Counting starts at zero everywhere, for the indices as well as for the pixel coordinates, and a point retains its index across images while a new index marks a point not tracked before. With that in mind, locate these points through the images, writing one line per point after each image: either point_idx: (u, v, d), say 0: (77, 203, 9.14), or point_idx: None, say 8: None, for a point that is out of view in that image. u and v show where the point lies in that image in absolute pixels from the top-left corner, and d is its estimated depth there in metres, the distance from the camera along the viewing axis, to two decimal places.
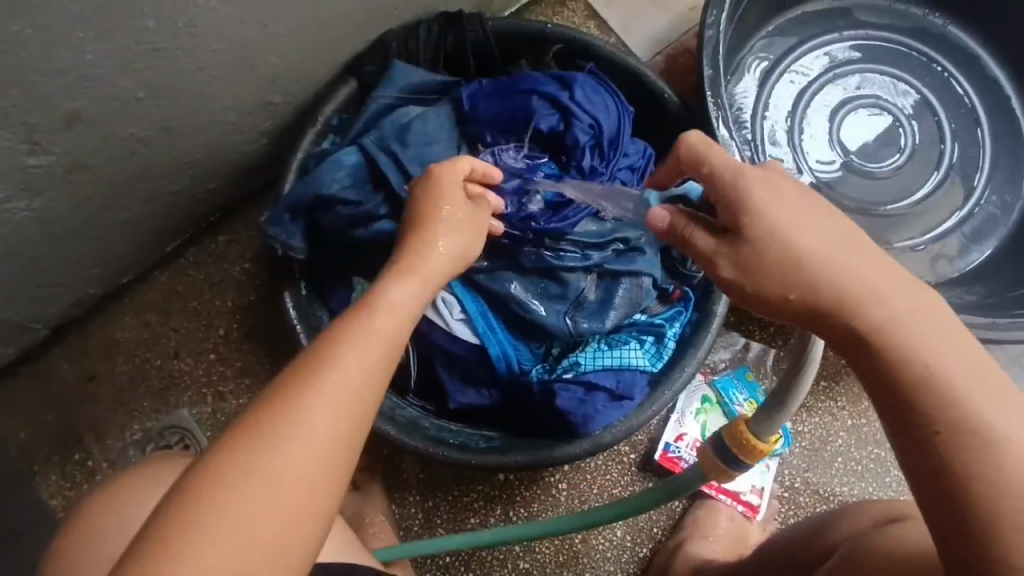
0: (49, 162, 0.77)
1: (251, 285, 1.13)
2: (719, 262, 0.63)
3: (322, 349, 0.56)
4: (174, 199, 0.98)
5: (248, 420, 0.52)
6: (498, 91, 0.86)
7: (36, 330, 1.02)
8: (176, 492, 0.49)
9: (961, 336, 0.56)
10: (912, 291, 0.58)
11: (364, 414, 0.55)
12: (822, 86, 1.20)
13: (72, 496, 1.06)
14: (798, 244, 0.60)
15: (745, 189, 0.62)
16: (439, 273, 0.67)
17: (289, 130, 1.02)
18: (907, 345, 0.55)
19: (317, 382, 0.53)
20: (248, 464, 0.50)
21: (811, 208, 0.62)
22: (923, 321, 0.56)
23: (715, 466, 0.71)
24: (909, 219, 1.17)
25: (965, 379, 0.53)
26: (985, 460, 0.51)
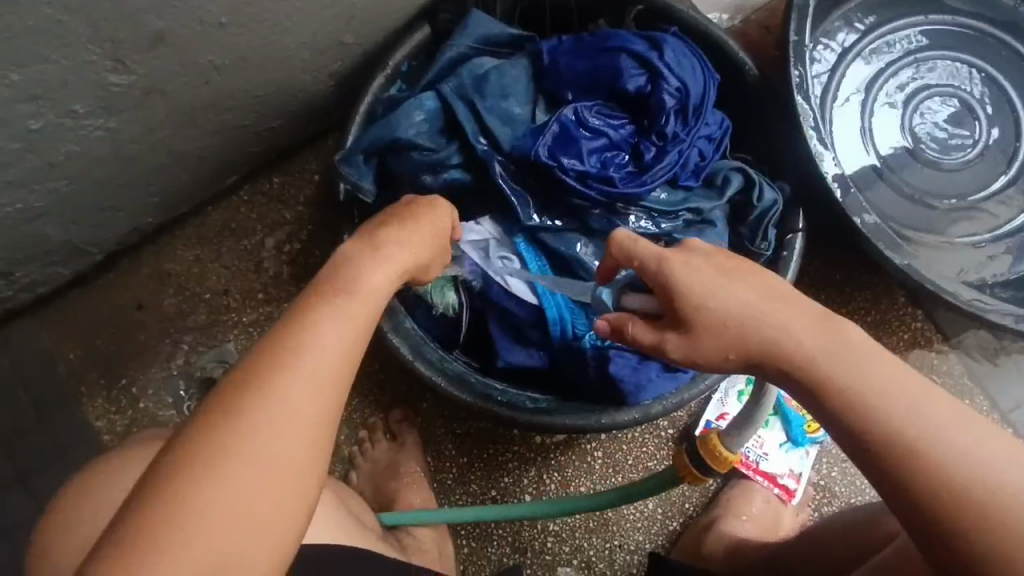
0: (129, 83, 0.76)
1: (303, 229, 1.13)
2: (664, 346, 0.64)
3: (291, 329, 0.55)
4: (239, 134, 0.98)
5: (221, 403, 0.52)
6: (583, 48, 0.84)
7: (92, 255, 1.02)
8: (156, 479, 0.49)
9: (894, 371, 0.57)
10: (837, 337, 0.59)
11: (338, 392, 0.55)
12: (898, 71, 1.17)
13: (117, 421, 1.08)
14: (722, 313, 0.60)
15: (668, 273, 0.62)
16: (411, 257, 0.66)
17: (355, 74, 1.01)
18: (850, 398, 0.56)
19: (290, 365, 0.53)
20: (227, 450, 0.50)
21: (725, 269, 0.62)
22: (857, 366, 0.57)
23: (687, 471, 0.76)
24: (973, 216, 1.14)
25: (921, 410, 0.55)
26: (964, 492, 0.52)
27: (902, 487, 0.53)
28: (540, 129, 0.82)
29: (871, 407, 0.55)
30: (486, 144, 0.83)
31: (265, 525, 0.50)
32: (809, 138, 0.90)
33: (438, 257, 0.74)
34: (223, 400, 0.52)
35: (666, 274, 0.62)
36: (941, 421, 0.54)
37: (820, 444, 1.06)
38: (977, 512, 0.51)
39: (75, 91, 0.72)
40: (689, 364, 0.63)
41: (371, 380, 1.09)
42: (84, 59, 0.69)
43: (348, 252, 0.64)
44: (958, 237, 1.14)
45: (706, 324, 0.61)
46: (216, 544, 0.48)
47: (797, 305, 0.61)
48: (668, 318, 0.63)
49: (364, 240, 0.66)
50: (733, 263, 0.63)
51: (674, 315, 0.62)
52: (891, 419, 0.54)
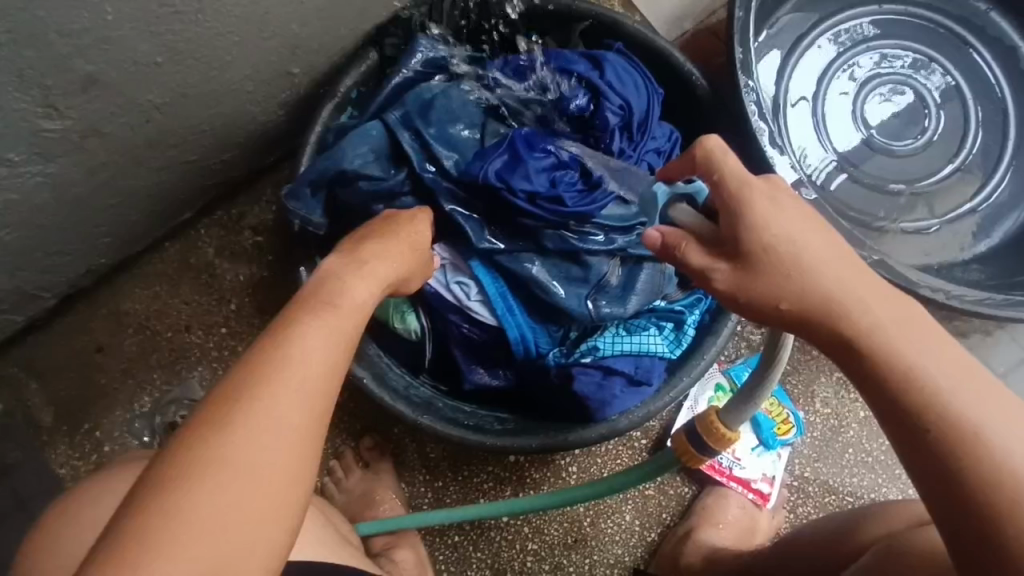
0: (63, 127, 0.74)
1: (263, 260, 1.11)
2: (713, 275, 0.61)
3: (277, 341, 0.54)
4: (188, 169, 0.96)
5: (208, 417, 0.50)
6: (527, 69, 0.86)
7: (45, 299, 1.00)
8: (137, 494, 0.47)
9: (954, 356, 0.55)
10: (901, 312, 0.57)
11: (326, 403, 0.54)
12: (848, 63, 1.18)
13: (81, 467, 1.06)
14: (793, 254, 0.59)
15: (747, 200, 0.59)
16: (390, 273, 0.67)
17: (306, 100, 1.00)
18: (910, 374, 0.54)
19: (278, 375, 0.52)
20: (215, 460, 0.48)
21: (805, 215, 0.60)
22: (912, 343, 0.55)
23: (686, 451, 0.77)
24: (923, 201, 1.16)
25: (978, 400, 0.53)
26: (979, 453, 0.51)
27: (952, 481, 0.51)
28: (488, 152, 0.81)
29: (928, 388, 0.53)
30: (433, 170, 0.82)
31: (250, 541, 0.48)
32: (752, 117, 0.92)
33: (419, 274, 0.75)
34: (210, 410, 0.50)
35: (745, 206, 0.60)
36: (1000, 414, 0.52)
37: (792, 446, 1.06)
38: (988, 473, 0.51)
39: (7, 139, 0.70)
40: (733, 299, 0.61)
41: (339, 409, 1.07)
42: (13, 107, 0.68)
43: (331, 268, 0.64)
44: (911, 222, 1.15)
45: (766, 255, 0.59)
46: (200, 559, 0.45)
47: (864, 273, 0.59)
48: (728, 247, 0.61)
49: (349, 256, 0.66)
50: (811, 214, 0.61)
51: (736, 245, 0.60)
52: (953, 406, 0.52)
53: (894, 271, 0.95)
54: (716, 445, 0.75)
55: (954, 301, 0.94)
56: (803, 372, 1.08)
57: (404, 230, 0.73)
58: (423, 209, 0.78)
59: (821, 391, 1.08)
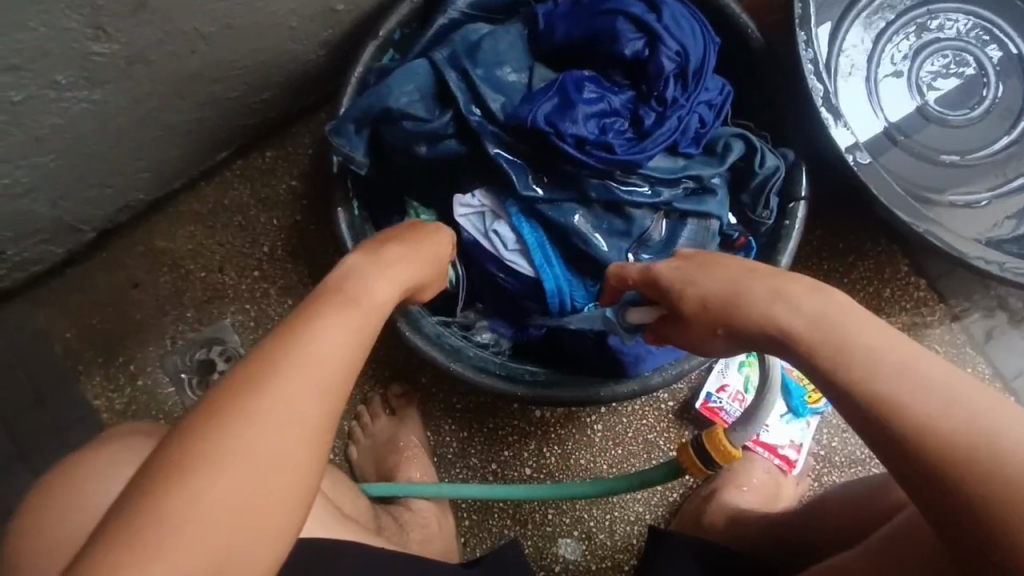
0: (112, 52, 0.74)
1: (297, 204, 1.11)
2: (677, 339, 0.65)
3: (292, 331, 0.53)
4: (228, 107, 0.96)
5: (218, 404, 0.48)
6: (579, 12, 0.82)
7: (84, 232, 1.01)
8: (147, 474, 0.46)
9: (893, 338, 0.53)
10: (825, 302, 0.55)
11: (338, 399, 0.52)
12: (905, 27, 1.13)
13: (116, 398, 1.08)
14: (698, 295, 0.60)
15: (653, 270, 0.64)
16: (407, 275, 0.65)
17: (348, 41, 0.98)
18: (855, 365, 0.52)
19: (292, 366, 0.50)
20: (225, 446, 0.47)
21: (708, 261, 0.62)
22: (853, 332, 0.53)
23: (692, 463, 0.76)
24: (975, 173, 1.12)
25: (935, 380, 0.50)
26: (941, 436, 0.48)
27: (923, 467, 0.49)
28: (536, 96, 0.79)
29: (876, 377, 0.51)
30: (479, 114, 0.80)
31: (255, 530, 0.46)
32: (808, 75, 0.86)
33: (436, 283, 0.76)
34: (221, 395, 0.48)
35: (652, 268, 0.64)
36: (959, 390, 0.50)
37: (821, 415, 1.06)
38: (959, 455, 0.47)
39: (57, 61, 0.70)
40: (688, 344, 0.64)
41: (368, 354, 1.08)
42: (64, 26, 0.67)
43: (353, 264, 0.63)
44: (959, 196, 1.12)
45: (687, 305, 0.60)
46: (203, 550, 0.44)
47: (773, 274, 0.58)
48: (669, 313, 0.64)
49: (368, 256, 0.65)
50: (707, 256, 0.63)
51: (668, 306, 0.63)
52: (903, 389, 0.50)
53: (944, 240, 0.92)
54: (720, 459, 0.74)
55: (1004, 274, 0.91)
56: None
57: (424, 241, 0.72)
58: (444, 229, 0.79)
59: None
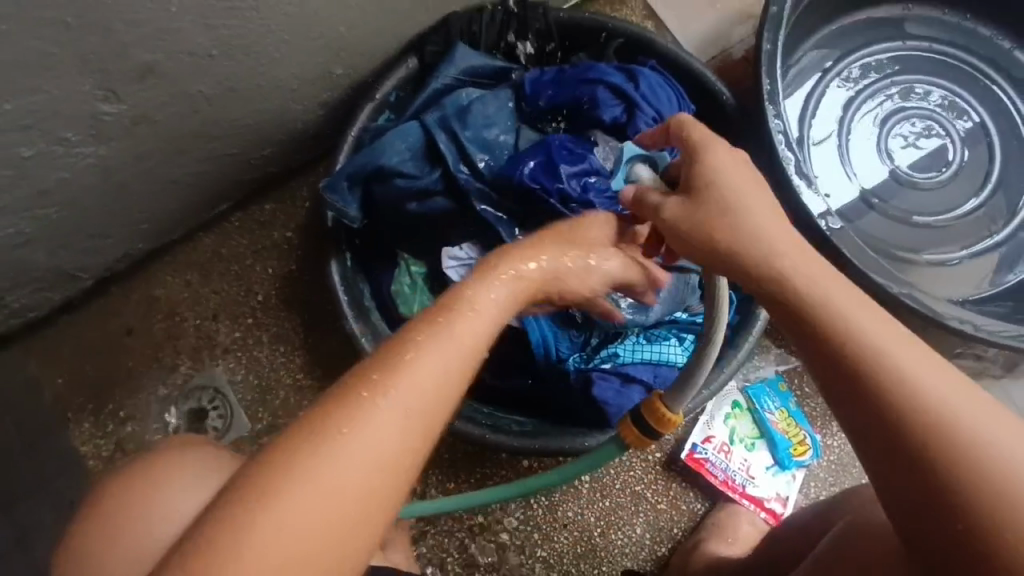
0: (120, 112, 0.78)
1: (292, 255, 1.14)
2: (665, 208, 0.65)
3: (386, 358, 0.53)
4: (230, 162, 1.00)
5: (302, 425, 0.49)
6: (561, 79, 0.88)
7: (81, 279, 1.03)
8: (225, 495, 0.46)
9: (919, 346, 0.54)
10: (853, 303, 0.56)
11: (425, 428, 0.51)
12: (873, 94, 1.19)
13: (103, 445, 1.08)
14: (740, 217, 0.61)
15: (711, 152, 0.63)
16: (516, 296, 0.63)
17: (347, 103, 1.04)
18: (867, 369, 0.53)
19: (378, 393, 0.50)
20: (299, 477, 0.46)
21: (756, 185, 0.63)
22: (891, 336, 0.54)
23: (631, 435, 0.74)
24: (948, 234, 1.16)
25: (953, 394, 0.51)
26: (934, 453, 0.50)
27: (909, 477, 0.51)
28: (522, 157, 0.84)
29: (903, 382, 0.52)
30: (467, 171, 0.85)
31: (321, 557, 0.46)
32: (778, 143, 0.92)
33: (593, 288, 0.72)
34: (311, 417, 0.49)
35: (714, 143, 0.64)
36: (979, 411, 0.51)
37: (807, 468, 1.06)
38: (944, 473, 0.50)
39: (66, 119, 0.74)
40: (673, 232, 0.64)
41: None
42: (75, 89, 0.71)
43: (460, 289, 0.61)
44: (935, 254, 1.15)
45: (714, 194, 0.62)
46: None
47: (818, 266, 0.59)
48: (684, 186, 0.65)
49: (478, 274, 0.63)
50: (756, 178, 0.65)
51: (694, 186, 0.64)
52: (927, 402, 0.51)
53: (920, 300, 0.94)
54: (659, 427, 0.72)
55: (981, 333, 0.93)
56: (822, 396, 1.08)
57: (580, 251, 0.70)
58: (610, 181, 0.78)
59: None
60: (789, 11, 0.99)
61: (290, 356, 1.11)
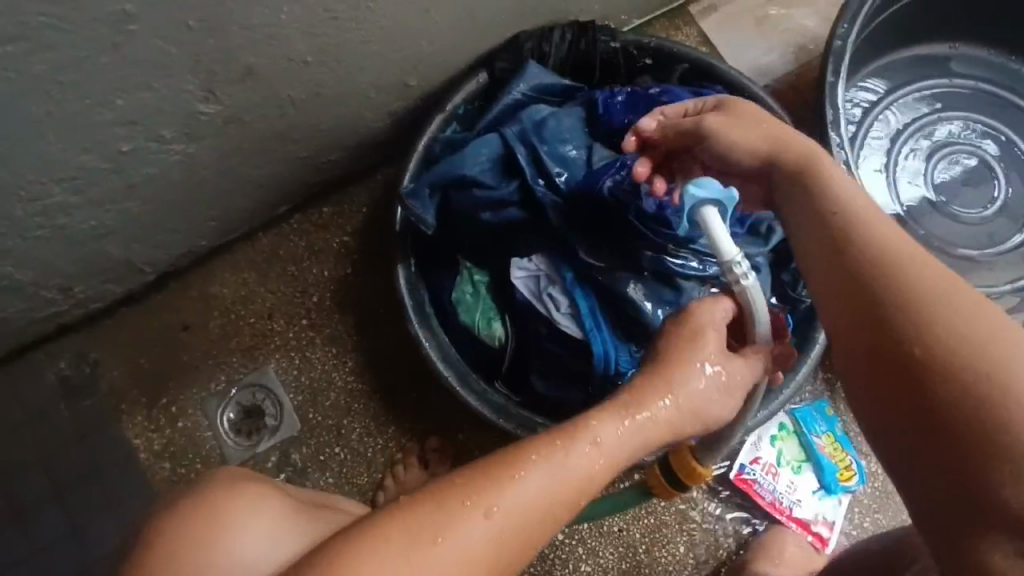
0: (214, 112, 0.80)
1: (349, 259, 1.16)
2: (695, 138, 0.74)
3: (512, 465, 0.58)
4: (300, 165, 1.02)
5: (418, 499, 0.56)
6: (638, 100, 0.91)
7: (145, 273, 1.05)
8: (339, 544, 0.54)
9: (920, 259, 0.59)
10: (878, 227, 0.62)
11: (512, 556, 0.56)
12: (921, 128, 1.22)
13: (154, 439, 1.08)
14: (763, 144, 0.70)
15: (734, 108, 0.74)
16: (647, 432, 0.63)
17: (416, 113, 1.07)
18: (896, 283, 0.59)
19: (489, 503, 0.56)
20: (391, 553, 0.53)
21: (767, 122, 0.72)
22: (936, 290, 0.57)
23: (660, 484, 0.75)
24: (993, 268, 1.18)
25: (994, 360, 0.54)
26: (949, 362, 0.55)
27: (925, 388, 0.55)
28: (599, 173, 0.87)
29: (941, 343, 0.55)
30: (543, 185, 0.88)
31: None
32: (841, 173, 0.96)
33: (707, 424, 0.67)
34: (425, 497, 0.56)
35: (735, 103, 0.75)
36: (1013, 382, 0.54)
37: (852, 493, 1.07)
38: (959, 382, 0.54)
39: (166, 117, 0.76)
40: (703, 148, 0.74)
41: (405, 409, 1.11)
42: (180, 88, 0.74)
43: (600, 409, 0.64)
44: (980, 286, 1.17)
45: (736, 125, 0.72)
46: None
47: (888, 227, 0.62)
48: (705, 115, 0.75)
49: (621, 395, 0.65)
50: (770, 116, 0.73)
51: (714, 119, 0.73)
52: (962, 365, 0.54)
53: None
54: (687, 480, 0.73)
55: None
56: None
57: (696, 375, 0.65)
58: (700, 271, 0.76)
59: None
60: (854, 44, 1.01)
61: (342, 359, 1.12)
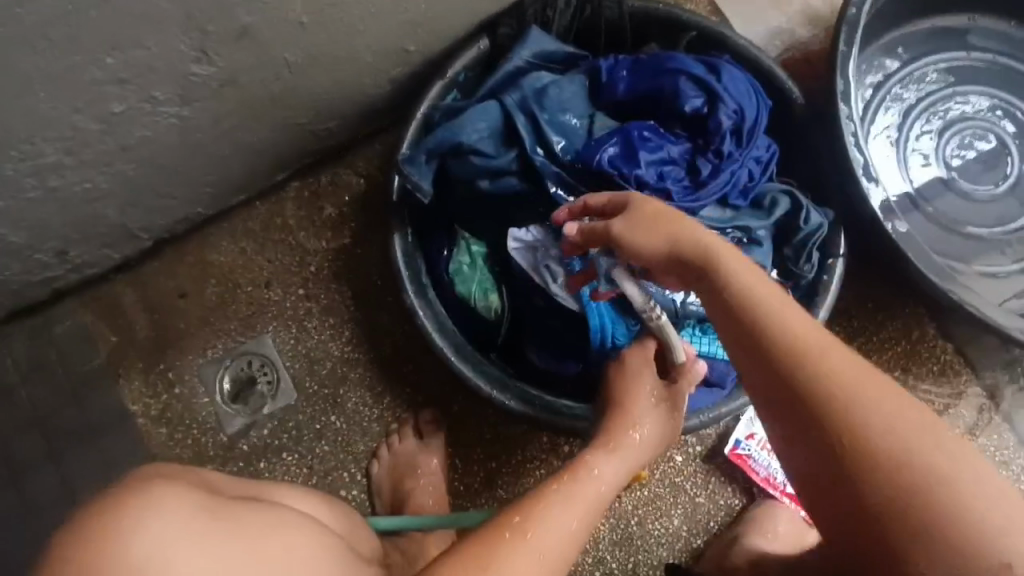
0: (208, 73, 0.79)
1: (347, 229, 1.15)
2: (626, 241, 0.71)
3: (489, 549, 0.63)
4: (297, 131, 1.01)
5: None
6: (642, 68, 0.88)
7: (141, 238, 1.04)
8: None
9: (863, 370, 0.62)
10: (823, 343, 0.63)
11: None
12: (934, 104, 1.19)
13: (151, 404, 1.09)
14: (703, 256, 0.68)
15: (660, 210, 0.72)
16: (595, 495, 0.71)
17: (416, 80, 1.05)
18: (845, 403, 0.60)
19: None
20: None
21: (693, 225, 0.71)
22: (881, 407, 0.60)
23: None
24: (1001, 248, 1.16)
25: (908, 437, 0.58)
26: (898, 483, 0.57)
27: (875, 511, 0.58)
28: (601, 142, 0.84)
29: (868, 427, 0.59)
30: (542, 154, 0.86)
31: None
32: (849, 146, 0.92)
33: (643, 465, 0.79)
34: None
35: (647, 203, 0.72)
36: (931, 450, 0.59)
37: None
38: (909, 500, 0.57)
39: (159, 77, 0.75)
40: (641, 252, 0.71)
41: (401, 379, 1.11)
42: (173, 47, 0.72)
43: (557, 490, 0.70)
44: (984, 266, 1.16)
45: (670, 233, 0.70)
46: None
47: (819, 333, 0.64)
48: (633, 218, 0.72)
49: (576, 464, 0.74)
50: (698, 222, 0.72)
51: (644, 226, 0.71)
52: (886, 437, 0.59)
53: (973, 306, 0.96)
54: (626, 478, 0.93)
55: None
56: None
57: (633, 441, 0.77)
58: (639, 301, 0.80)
59: None
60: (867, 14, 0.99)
61: (340, 329, 1.12)
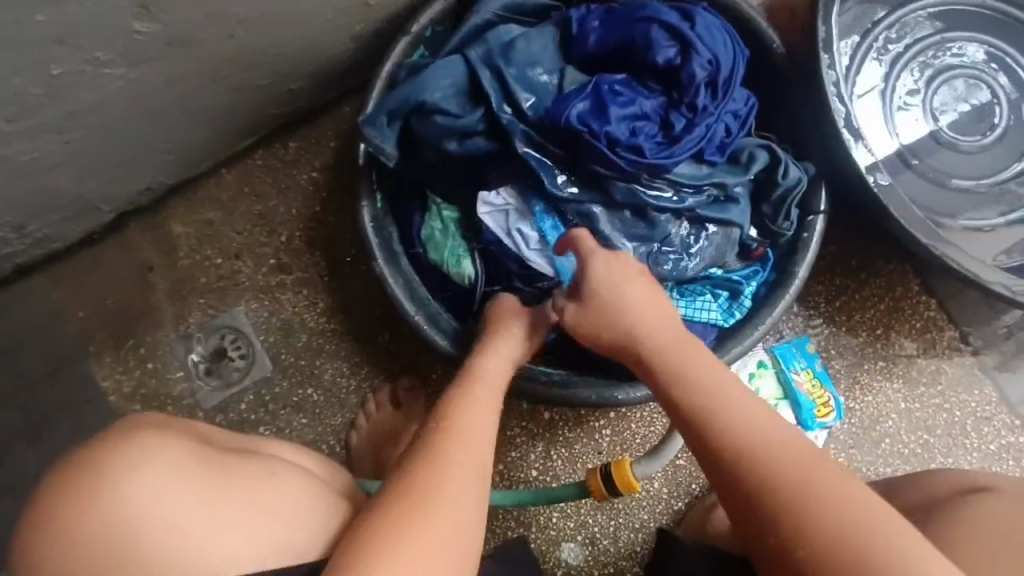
0: (153, 31, 0.74)
1: (317, 196, 1.11)
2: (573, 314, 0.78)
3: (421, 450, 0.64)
4: (259, 94, 0.97)
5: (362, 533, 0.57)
6: (613, 19, 0.84)
7: (103, 211, 1.01)
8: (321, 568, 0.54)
9: (784, 440, 0.63)
10: (746, 416, 0.66)
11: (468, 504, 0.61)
12: (921, 52, 1.15)
13: (123, 381, 1.07)
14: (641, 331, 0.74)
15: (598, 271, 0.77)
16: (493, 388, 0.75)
17: (382, 38, 1.00)
18: (766, 475, 0.62)
19: (427, 468, 0.62)
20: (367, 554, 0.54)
21: (645, 285, 0.76)
22: (806, 479, 0.60)
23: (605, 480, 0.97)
24: (986, 200, 1.14)
25: (831, 510, 0.58)
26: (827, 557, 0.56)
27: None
28: (569, 97, 0.81)
29: (817, 523, 0.58)
30: (510, 112, 0.82)
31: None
32: (831, 96, 0.89)
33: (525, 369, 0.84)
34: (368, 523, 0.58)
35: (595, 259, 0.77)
36: (894, 529, 0.56)
37: (829, 429, 1.06)
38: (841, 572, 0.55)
39: (98, 36, 0.71)
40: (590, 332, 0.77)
41: (378, 348, 1.09)
42: (111, 3, 0.68)
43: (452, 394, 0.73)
44: (968, 219, 1.13)
45: (608, 303, 0.75)
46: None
47: (747, 410, 0.66)
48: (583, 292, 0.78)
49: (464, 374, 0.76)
50: (652, 285, 0.77)
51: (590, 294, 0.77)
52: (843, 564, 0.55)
53: (957, 261, 0.94)
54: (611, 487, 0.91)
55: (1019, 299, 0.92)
56: (848, 357, 1.08)
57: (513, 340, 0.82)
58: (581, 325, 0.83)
59: (863, 376, 1.08)
60: None
61: (312, 299, 1.10)
